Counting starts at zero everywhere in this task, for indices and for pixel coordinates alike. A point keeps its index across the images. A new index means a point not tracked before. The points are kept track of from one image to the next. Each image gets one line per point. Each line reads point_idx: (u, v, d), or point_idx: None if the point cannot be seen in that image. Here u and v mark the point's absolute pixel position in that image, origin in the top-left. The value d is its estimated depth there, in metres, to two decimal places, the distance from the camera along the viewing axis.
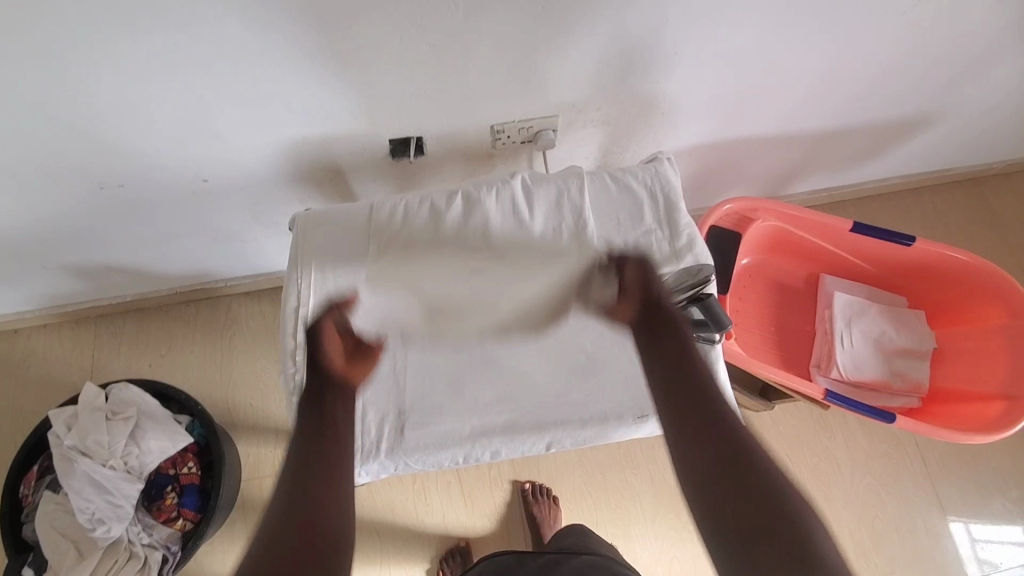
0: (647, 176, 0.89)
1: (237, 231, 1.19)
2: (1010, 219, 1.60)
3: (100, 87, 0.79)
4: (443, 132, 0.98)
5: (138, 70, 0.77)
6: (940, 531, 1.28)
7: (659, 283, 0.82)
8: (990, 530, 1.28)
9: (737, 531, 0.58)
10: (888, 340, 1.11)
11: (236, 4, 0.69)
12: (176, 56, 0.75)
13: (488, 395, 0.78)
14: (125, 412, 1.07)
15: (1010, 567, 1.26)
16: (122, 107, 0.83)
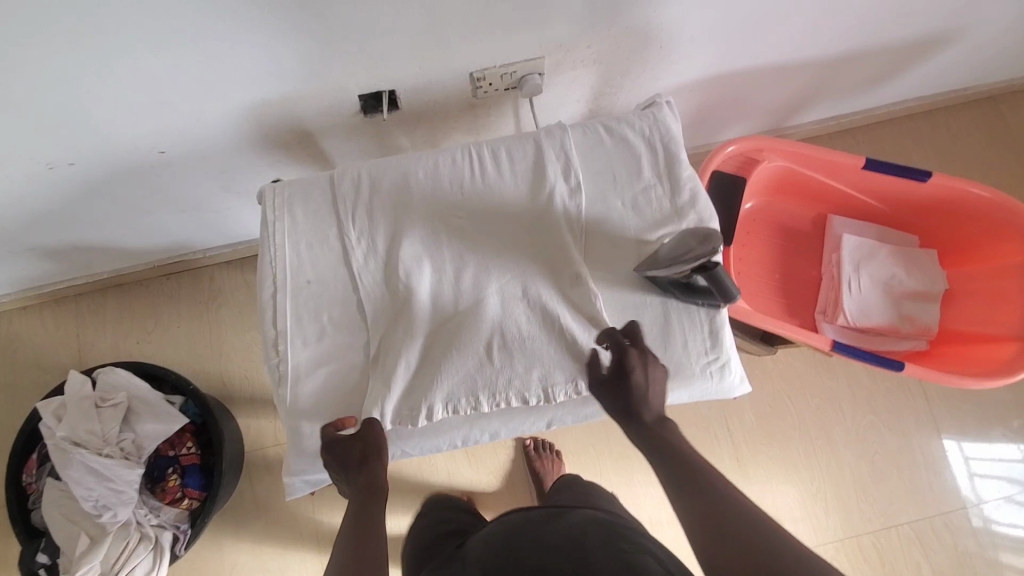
0: (644, 124, 0.81)
1: (207, 202, 1.10)
2: None
3: (23, 56, 0.69)
4: (418, 83, 0.89)
5: (62, 32, 0.67)
6: (938, 462, 1.30)
7: (660, 246, 0.76)
8: (988, 460, 1.30)
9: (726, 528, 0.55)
10: (898, 283, 1.06)
11: None
12: (107, 8, 0.65)
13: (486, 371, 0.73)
14: (115, 399, 1.05)
15: (1005, 497, 1.29)
16: (54, 77, 0.73)
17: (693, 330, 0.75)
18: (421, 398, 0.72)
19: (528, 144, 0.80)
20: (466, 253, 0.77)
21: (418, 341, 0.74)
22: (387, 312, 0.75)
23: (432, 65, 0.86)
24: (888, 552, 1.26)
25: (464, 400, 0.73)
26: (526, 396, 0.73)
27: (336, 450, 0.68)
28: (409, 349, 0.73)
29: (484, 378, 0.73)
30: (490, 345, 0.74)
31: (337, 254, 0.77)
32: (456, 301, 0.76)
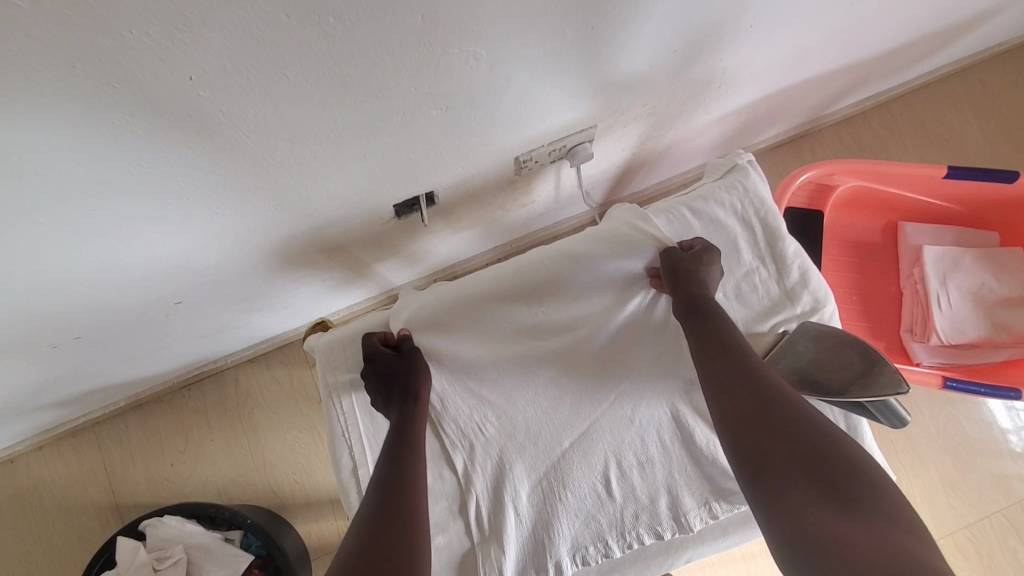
0: (733, 198, 0.70)
1: (228, 323, 0.98)
2: None
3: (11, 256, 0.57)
4: (459, 179, 0.77)
5: (55, 224, 0.55)
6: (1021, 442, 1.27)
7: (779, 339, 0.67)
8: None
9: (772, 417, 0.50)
10: (988, 291, 0.99)
11: (171, 127, 0.48)
12: (102, 191, 0.53)
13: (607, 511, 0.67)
14: (174, 556, 0.96)
15: None
16: (50, 266, 0.61)
17: None
18: (546, 554, 0.66)
19: (610, 242, 0.69)
20: (562, 382, 0.68)
21: (530, 489, 0.68)
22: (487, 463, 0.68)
23: (475, 160, 0.74)
24: (986, 545, 1.24)
25: (593, 547, 0.67)
26: (659, 530, 0.67)
27: (373, 366, 0.64)
28: (520, 503, 0.67)
29: (609, 518, 0.67)
30: (607, 479, 0.68)
31: None
32: (559, 440, 0.68)
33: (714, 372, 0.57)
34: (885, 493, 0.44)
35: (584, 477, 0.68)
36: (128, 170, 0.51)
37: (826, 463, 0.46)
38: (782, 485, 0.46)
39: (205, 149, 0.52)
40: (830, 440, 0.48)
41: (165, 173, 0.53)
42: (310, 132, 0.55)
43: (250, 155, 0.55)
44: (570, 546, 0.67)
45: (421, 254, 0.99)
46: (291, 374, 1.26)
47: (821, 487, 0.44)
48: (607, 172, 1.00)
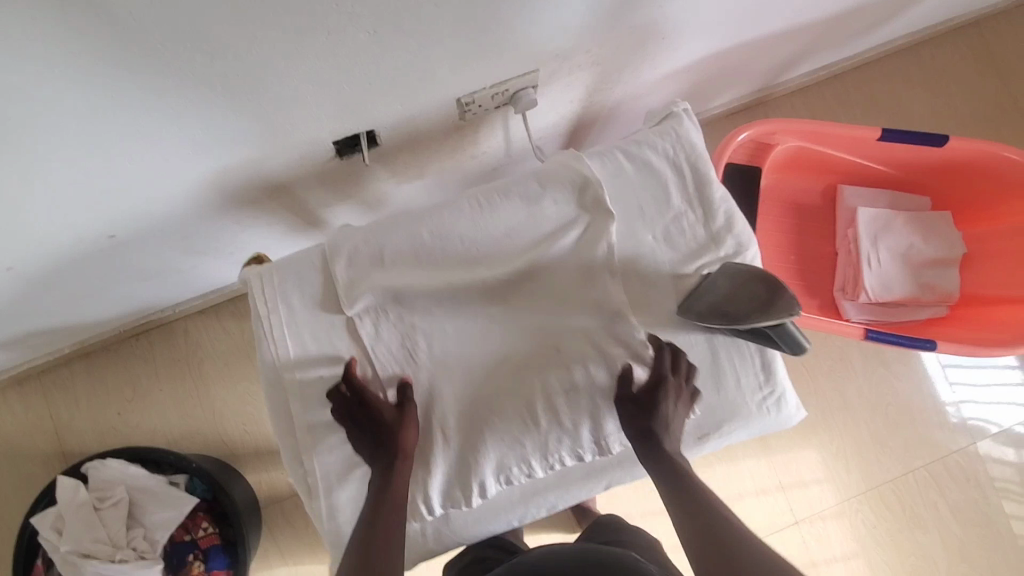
0: (666, 143, 0.72)
1: (173, 267, 0.97)
2: (1013, 63, 1.47)
3: None
4: (401, 118, 0.77)
5: None
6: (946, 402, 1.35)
7: (702, 280, 0.70)
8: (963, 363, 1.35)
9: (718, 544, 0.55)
10: (915, 252, 1.04)
11: (84, 31, 0.47)
12: (16, 102, 0.51)
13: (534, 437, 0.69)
14: (116, 496, 0.96)
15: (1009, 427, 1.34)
16: None
17: (744, 366, 0.71)
18: (471, 476, 0.68)
19: (542, 184, 0.71)
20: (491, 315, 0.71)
21: (458, 415, 0.70)
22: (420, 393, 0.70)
23: (415, 100, 0.74)
24: (909, 496, 1.32)
25: (517, 468, 0.69)
26: (581, 452, 0.70)
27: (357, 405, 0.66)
28: (447, 428, 0.69)
29: (535, 443, 0.69)
30: (533, 407, 0.69)
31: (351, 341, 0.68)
32: (486, 367, 0.71)
33: (681, 505, 0.61)
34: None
35: (512, 402, 0.70)
36: (43, 78, 0.50)
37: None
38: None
39: (123, 59, 0.51)
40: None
41: (83, 85, 0.52)
42: (235, 48, 0.54)
43: (173, 69, 0.54)
44: (495, 468, 0.68)
45: (370, 201, 0.99)
46: (243, 326, 1.26)
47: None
48: (558, 126, 1.01)
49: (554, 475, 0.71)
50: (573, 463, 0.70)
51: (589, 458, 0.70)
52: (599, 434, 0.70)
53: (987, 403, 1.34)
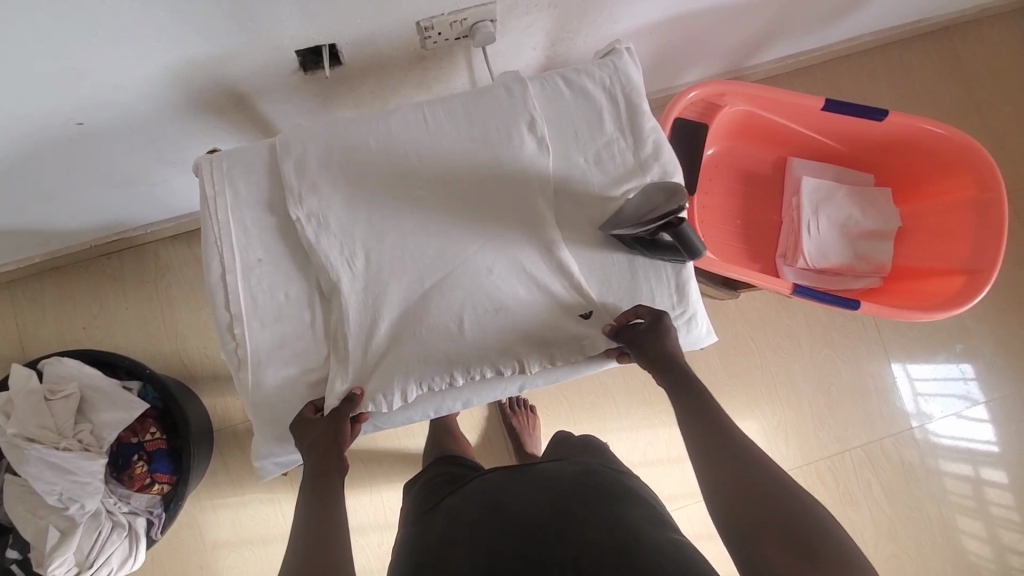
0: (603, 74, 0.77)
1: (142, 174, 1.02)
2: (977, 70, 1.53)
3: None
4: (361, 35, 0.82)
5: None
6: (887, 387, 1.39)
7: (625, 202, 0.74)
8: (927, 374, 1.39)
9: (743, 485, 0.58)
10: (854, 224, 1.08)
11: None
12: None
13: (457, 348, 0.72)
14: (66, 390, 0.99)
15: (946, 416, 1.39)
16: None
17: (660, 286, 0.75)
18: (393, 376, 0.70)
19: (482, 101, 0.76)
20: (428, 220, 0.74)
21: (388, 319, 0.72)
22: (357, 291, 0.71)
23: (375, 16, 0.79)
24: (845, 473, 1.36)
25: (438, 376, 0.71)
26: (500, 367, 0.72)
27: (308, 421, 0.68)
28: (376, 329, 0.71)
29: (459, 354, 0.72)
30: (458, 317, 0.72)
31: (290, 228, 0.72)
32: (418, 278, 0.73)
33: (704, 445, 0.63)
34: (837, 540, 0.54)
35: (440, 315, 0.72)
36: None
37: (787, 515, 0.55)
38: (757, 543, 0.55)
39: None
40: (788, 489, 0.57)
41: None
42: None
43: None
44: (415, 375, 0.70)
45: None
46: None
47: (791, 543, 0.53)
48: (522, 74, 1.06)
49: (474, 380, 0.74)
50: (492, 375, 0.72)
51: (509, 374, 0.72)
52: (520, 351, 0.72)
53: (951, 416, 1.38)
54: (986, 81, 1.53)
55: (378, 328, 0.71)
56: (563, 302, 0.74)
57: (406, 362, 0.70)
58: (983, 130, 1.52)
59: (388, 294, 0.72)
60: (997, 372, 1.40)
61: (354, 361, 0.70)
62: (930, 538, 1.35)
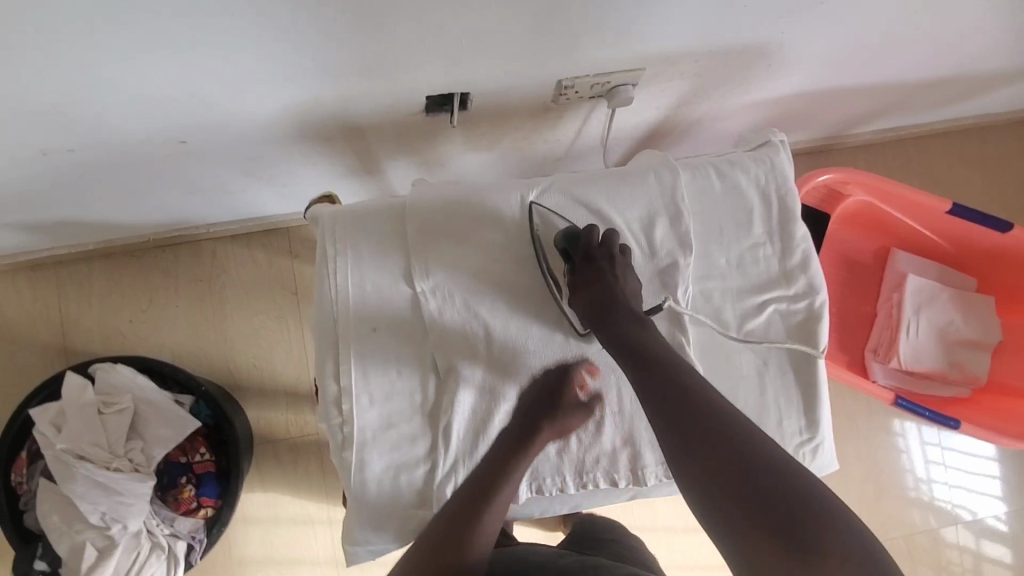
0: (759, 171, 0.71)
1: (222, 184, 0.94)
2: None
3: (33, 42, 0.53)
4: (497, 88, 0.75)
5: (89, 19, 0.51)
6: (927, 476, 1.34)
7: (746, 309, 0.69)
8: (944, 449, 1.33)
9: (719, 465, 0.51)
10: (954, 330, 1.04)
11: None
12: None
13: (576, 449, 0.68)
14: (120, 403, 0.95)
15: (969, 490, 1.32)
16: (68, 69, 0.57)
17: (790, 408, 0.71)
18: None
19: (628, 184, 0.70)
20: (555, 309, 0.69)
21: (505, 415, 0.68)
22: (478, 381, 0.67)
23: (520, 73, 0.72)
24: None
25: (550, 479, 0.68)
26: (615, 477, 0.68)
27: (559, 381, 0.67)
28: (491, 427, 0.67)
29: (573, 457, 0.68)
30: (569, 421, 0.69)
31: (412, 299, 0.67)
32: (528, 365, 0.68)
33: (673, 418, 0.55)
34: (832, 510, 0.47)
35: None
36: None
37: (775, 499, 0.47)
38: (742, 537, 0.48)
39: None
40: (768, 460, 0.50)
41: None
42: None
43: None
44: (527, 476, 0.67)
45: (432, 159, 0.98)
46: (271, 260, 1.24)
47: (773, 529, 0.46)
48: (636, 129, 1.00)
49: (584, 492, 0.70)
50: (605, 486, 0.68)
51: (624, 486, 0.68)
52: (639, 464, 0.68)
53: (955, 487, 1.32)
54: None
55: (495, 420, 0.67)
56: None
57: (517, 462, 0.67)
58: None
59: (510, 388, 0.68)
60: None
61: (467, 454, 0.67)
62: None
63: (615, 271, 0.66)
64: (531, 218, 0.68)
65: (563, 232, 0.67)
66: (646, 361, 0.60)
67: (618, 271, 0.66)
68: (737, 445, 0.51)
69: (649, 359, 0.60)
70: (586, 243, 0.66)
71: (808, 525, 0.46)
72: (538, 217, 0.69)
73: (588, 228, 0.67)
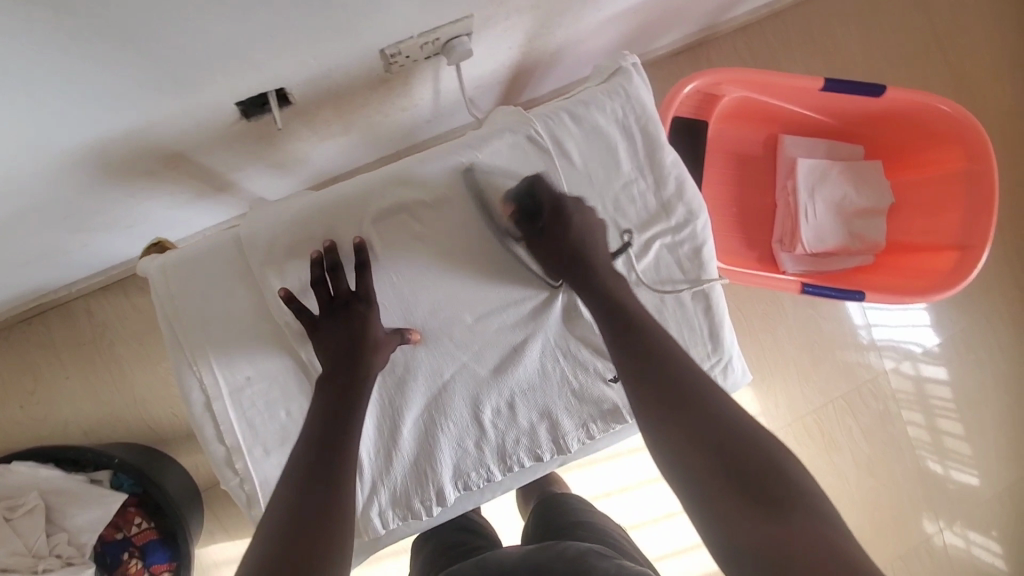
0: (615, 104, 0.67)
1: (57, 245, 0.84)
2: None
3: None
4: (313, 74, 0.66)
5: None
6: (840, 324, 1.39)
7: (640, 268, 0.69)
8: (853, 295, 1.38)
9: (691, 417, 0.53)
10: (848, 202, 1.06)
11: None
12: None
13: (494, 437, 0.67)
14: (26, 503, 0.89)
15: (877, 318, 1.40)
16: None
17: (694, 337, 0.70)
18: (429, 483, 0.65)
19: (482, 152, 0.65)
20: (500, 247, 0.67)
21: (412, 423, 0.65)
22: (379, 399, 0.64)
23: (331, 54, 0.64)
24: (830, 424, 1.38)
25: (475, 473, 0.66)
26: (538, 452, 0.67)
27: (341, 310, 0.60)
28: (400, 440, 0.65)
29: (493, 445, 0.66)
30: (479, 413, 0.66)
31: (281, 334, 0.62)
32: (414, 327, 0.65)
33: (655, 376, 0.56)
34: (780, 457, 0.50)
35: (463, 406, 0.66)
36: None
37: (738, 451, 0.50)
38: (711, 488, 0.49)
39: None
40: (730, 423, 0.52)
41: None
42: None
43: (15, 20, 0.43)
44: (450, 476, 0.66)
45: (282, 159, 0.88)
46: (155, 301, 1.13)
47: (735, 478, 0.49)
48: (498, 74, 0.92)
49: (515, 476, 0.69)
50: (532, 462, 0.68)
51: (549, 458, 0.68)
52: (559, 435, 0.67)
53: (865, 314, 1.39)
54: (967, 7, 1.43)
55: (403, 432, 0.65)
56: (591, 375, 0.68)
57: (435, 468, 0.65)
58: (965, 57, 1.43)
59: (409, 398, 0.65)
60: (975, 314, 1.42)
61: (382, 473, 0.64)
62: (887, 466, 1.40)
63: (580, 223, 0.65)
64: (467, 183, 0.64)
65: (516, 189, 0.65)
66: (622, 325, 0.60)
67: (585, 217, 0.65)
68: (704, 402, 0.53)
69: (623, 324, 0.60)
70: (542, 195, 0.65)
71: (773, 471, 0.49)
72: (479, 182, 0.65)
73: (534, 179, 0.65)
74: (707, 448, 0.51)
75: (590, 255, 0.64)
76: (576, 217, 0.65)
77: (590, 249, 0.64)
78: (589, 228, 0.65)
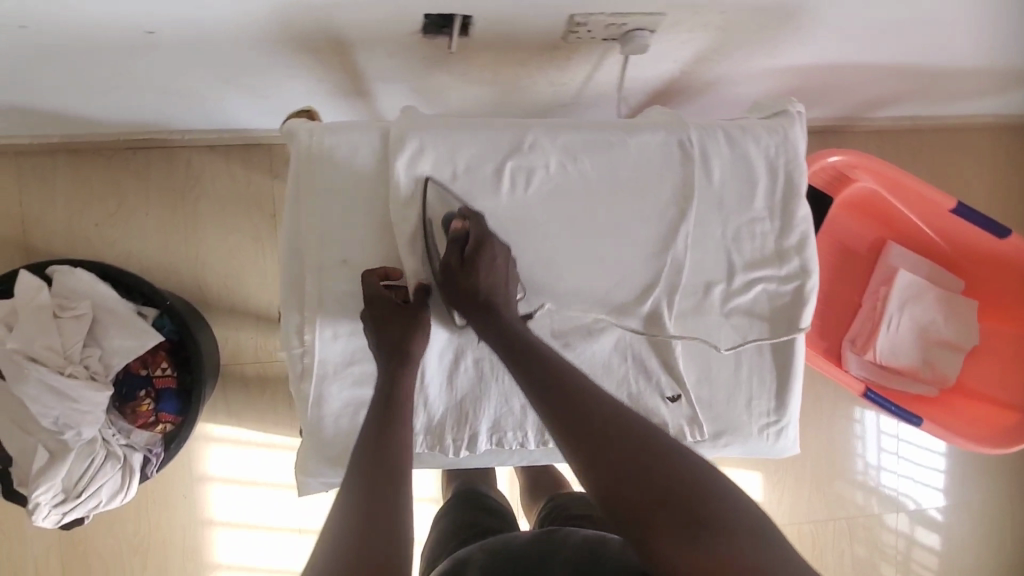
0: (770, 141, 0.67)
1: (199, 89, 0.88)
2: None
3: None
4: (503, 15, 0.69)
5: None
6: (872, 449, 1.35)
7: (736, 305, 0.69)
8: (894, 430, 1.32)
9: (626, 466, 0.51)
10: (933, 329, 1.04)
11: None
12: None
13: None
14: (77, 309, 0.92)
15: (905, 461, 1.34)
16: None
17: (760, 390, 0.70)
18: (467, 425, 0.66)
19: (631, 139, 0.66)
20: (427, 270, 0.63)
21: (471, 364, 0.66)
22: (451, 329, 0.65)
23: (528, 2, 0.67)
24: (825, 542, 1.34)
25: (512, 434, 0.67)
26: None
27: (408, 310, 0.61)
28: (456, 375, 0.65)
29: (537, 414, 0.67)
30: None
31: (389, 234, 0.64)
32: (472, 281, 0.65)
33: (585, 421, 0.53)
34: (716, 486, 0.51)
35: None
36: None
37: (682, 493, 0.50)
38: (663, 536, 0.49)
39: None
40: (662, 460, 0.52)
41: None
42: None
43: None
44: (489, 428, 0.66)
45: (425, 87, 0.91)
46: (249, 175, 1.17)
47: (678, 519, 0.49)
48: (648, 84, 0.93)
49: (545, 451, 0.69)
50: None
51: None
52: None
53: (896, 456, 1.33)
54: None
55: (462, 369, 0.66)
56: (653, 386, 0.69)
57: (479, 414, 0.66)
58: None
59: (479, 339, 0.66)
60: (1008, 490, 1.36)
61: (429, 399, 0.65)
62: None
63: (492, 262, 0.61)
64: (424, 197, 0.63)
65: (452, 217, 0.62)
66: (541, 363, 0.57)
67: (498, 258, 0.62)
68: (631, 442, 0.52)
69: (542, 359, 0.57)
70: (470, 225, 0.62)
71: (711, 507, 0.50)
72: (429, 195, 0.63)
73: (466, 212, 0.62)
74: (645, 493, 0.50)
75: (499, 295, 0.61)
76: (489, 257, 0.61)
77: (500, 302, 0.61)
78: (501, 269, 0.62)
